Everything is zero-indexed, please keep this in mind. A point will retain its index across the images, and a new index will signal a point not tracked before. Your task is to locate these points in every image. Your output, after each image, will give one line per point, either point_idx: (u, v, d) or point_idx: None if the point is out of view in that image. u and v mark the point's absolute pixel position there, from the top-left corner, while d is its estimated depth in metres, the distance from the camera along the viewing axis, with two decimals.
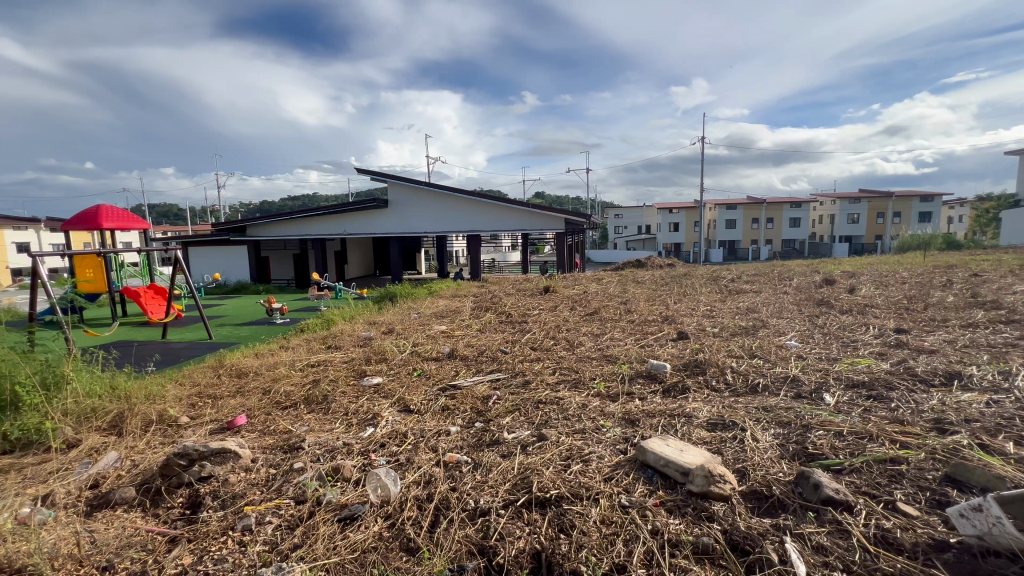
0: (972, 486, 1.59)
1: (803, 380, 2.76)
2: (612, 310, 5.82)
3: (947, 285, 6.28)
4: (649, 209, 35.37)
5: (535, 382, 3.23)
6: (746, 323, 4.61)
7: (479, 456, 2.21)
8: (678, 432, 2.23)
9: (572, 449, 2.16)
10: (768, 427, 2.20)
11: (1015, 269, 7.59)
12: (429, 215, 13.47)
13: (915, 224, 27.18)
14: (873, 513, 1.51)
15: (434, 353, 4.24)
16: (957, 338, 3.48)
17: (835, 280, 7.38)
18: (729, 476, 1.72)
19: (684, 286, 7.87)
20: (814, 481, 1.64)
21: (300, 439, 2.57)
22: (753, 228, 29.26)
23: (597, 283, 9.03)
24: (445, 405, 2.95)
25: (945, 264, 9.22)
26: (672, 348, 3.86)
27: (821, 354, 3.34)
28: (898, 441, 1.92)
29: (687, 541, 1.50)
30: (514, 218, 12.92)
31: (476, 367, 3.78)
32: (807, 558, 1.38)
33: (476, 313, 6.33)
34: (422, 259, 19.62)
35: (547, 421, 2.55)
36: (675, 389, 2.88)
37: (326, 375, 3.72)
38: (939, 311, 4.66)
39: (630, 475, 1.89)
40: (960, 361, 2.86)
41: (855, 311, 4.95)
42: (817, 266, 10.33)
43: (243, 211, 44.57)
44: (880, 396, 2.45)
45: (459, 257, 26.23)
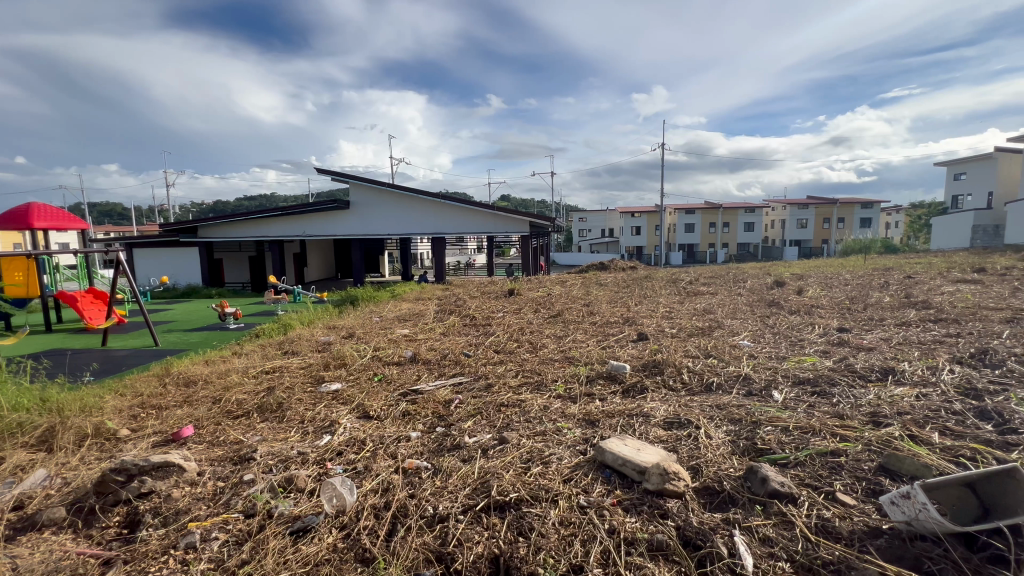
0: (902, 474, 1.70)
1: (753, 378, 2.89)
2: (575, 312, 5.89)
3: (885, 287, 6.70)
4: (613, 213, 36.10)
5: (498, 384, 3.23)
6: (703, 324, 4.78)
7: (439, 461, 2.18)
8: (636, 432, 2.27)
9: (532, 452, 2.17)
10: (721, 424, 2.29)
11: (943, 271, 8.21)
12: (392, 217, 13.22)
13: (857, 229, 28.96)
14: (815, 503, 1.59)
15: (396, 357, 4.17)
16: (892, 336, 3.73)
17: (785, 283, 7.75)
18: (682, 474, 1.78)
19: (645, 288, 8.09)
20: (762, 475, 1.71)
21: (251, 449, 2.46)
22: (710, 232, 30.41)
23: (561, 285, 9.12)
24: (406, 410, 2.90)
25: (883, 267, 9.87)
26: (632, 349, 3.94)
27: (771, 353, 3.50)
28: (838, 434, 2.04)
29: (643, 539, 1.53)
30: (479, 221, 12.87)
31: (438, 371, 3.74)
32: (755, 550, 1.43)
33: (439, 316, 6.27)
34: (385, 262, 19.26)
35: (508, 424, 2.55)
36: (634, 389, 2.94)
37: (282, 382, 3.58)
38: (876, 311, 4.98)
39: (588, 476, 1.91)
40: (894, 357, 3.07)
41: (802, 311, 5.22)
42: (768, 269, 10.85)
43: (195, 211, 42.49)
44: (823, 391, 2.59)
45: (423, 259, 25.92)
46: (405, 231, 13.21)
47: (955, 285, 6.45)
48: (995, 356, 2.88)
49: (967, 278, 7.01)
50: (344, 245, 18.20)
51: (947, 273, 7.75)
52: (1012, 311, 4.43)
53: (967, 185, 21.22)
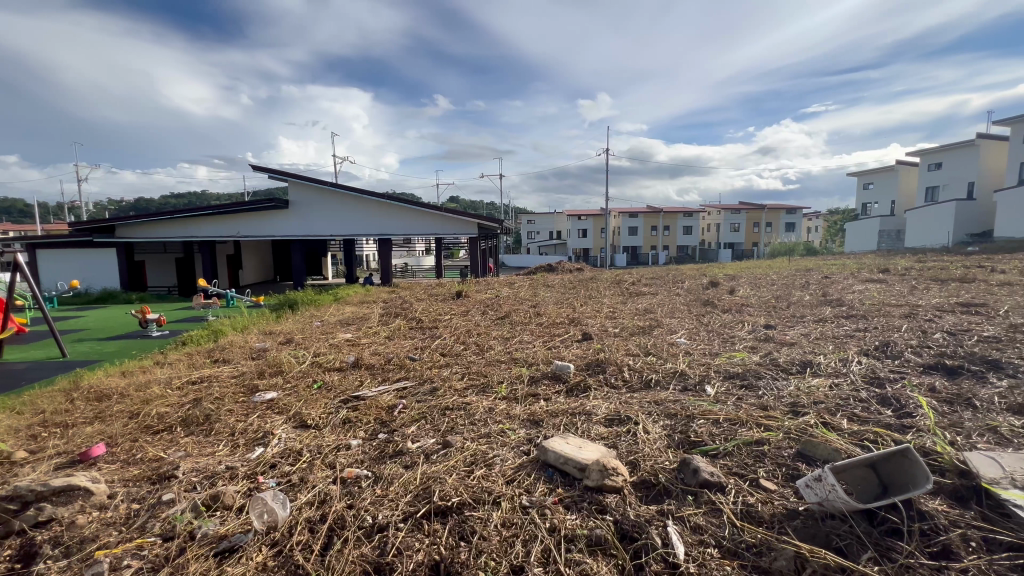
0: (816, 459, 1.84)
1: (688, 374, 3.04)
2: (522, 314, 5.92)
3: (806, 286, 7.25)
4: (560, 216, 36.85)
5: (444, 388, 3.19)
6: (644, 323, 4.96)
7: (381, 469, 2.12)
8: (578, 430, 2.32)
9: (476, 454, 2.16)
10: (658, 419, 2.38)
11: (855, 271, 9.02)
12: (334, 217, 12.72)
13: (783, 232, 31.23)
14: (741, 490, 1.69)
15: (338, 363, 4.01)
16: (812, 332, 4.05)
17: (719, 283, 8.21)
18: (621, 469, 1.83)
19: (590, 289, 8.30)
20: (694, 467, 1.80)
21: (172, 467, 2.27)
22: (652, 235, 31.70)
23: (509, 287, 9.18)
24: (347, 418, 2.80)
25: (805, 267, 10.70)
26: (577, 349, 4.01)
27: (705, 349, 3.70)
28: (762, 424, 2.18)
29: (582, 534, 1.56)
30: (427, 222, 12.68)
31: (382, 377, 3.63)
32: (686, 539, 1.50)
33: (384, 320, 6.09)
34: (328, 264, 18.53)
35: (453, 427, 2.52)
36: (577, 388, 3.00)
37: (211, 393, 3.34)
38: (798, 308, 5.40)
39: (531, 475, 1.93)
40: (812, 351, 3.33)
41: (733, 310, 5.55)
42: (704, 270, 11.44)
43: (112, 209, 38.95)
44: (751, 385, 2.77)
45: (369, 261, 25.18)
46: (349, 232, 12.78)
47: (864, 285, 7.09)
48: (895, 348, 3.21)
49: (874, 278, 7.73)
50: (283, 246, 17.32)
51: (859, 274, 8.52)
52: (910, 307, 4.94)
53: (874, 194, 23.49)
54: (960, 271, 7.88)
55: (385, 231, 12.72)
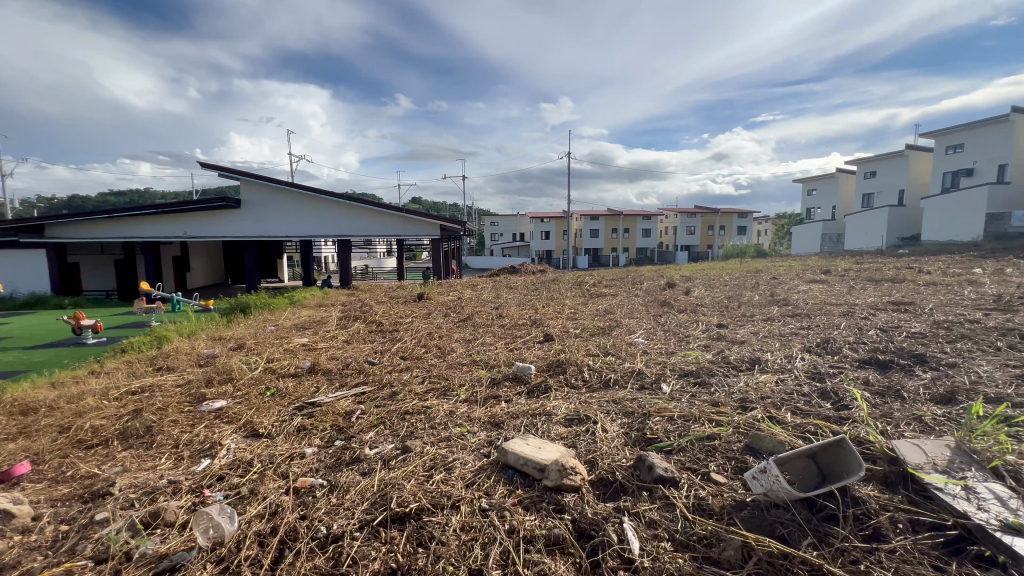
0: (762, 452, 1.93)
1: (645, 373, 3.12)
2: (485, 316, 5.92)
3: (756, 287, 7.60)
4: (523, 218, 37.09)
5: (404, 392, 3.13)
6: (604, 324, 5.06)
7: (337, 477, 2.06)
8: (538, 431, 2.34)
9: (435, 459, 2.14)
10: (616, 417, 2.43)
11: (800, 272, 9.53)
12: (290, 217, 12.26)
13: (735, 235, 32.66)
14: (693, 484, 1.75)
15: (293, 368, 3.86)
16: (760, 330, 4.25)
17: (676, 284, 8.50)
18: (580, 468, 1.85)
19: (552, 290, 8.38)
20: (649, 463, 1.85)
21: (108, 483, 2.12)
22: (613, 237, 32.40)
23: (472, 289, 9.13)
24: (301, 425, 2.70)
25: (755, 269, 11.20)
26: (538, 350, 4.04)
27: (662, 349, 3.81)
28: (714, 420, 2.27)
29: (541, 535, 1.57)
30: (388, 223, 12.44)
31: (339, 382, 3.53)
32: (641, 534, 1.54)
33: (342, 324, 5.93)
34: (283, 266, 17.86)
35: (412, 432, 2.48)
36: (538, 389, 3.03)
37: (153, 403, 3.14)
38: (748, 308, 5.65)
39: (491, 477, 1.93)
40: (760, 349, 3.49)
41: (688, 309, 5.77)
42: (662, 271, 11.77)
43: (41, 208, 36.07)
44: (704, 382, 2.87)
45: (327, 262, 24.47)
46: (306, 233, 12.35)
47: (809, 285, 7.48)
48: (834, 345, 3.42)
49: (817, 279, 8.21)
50: (234, 248, 16.55)
51: (803, 275, 9.01)
52: (847, 306, 5.27)
53: (817, 200, 24.96)
54: (892, 272, 8.49)
55: (345, 232, 12.38)
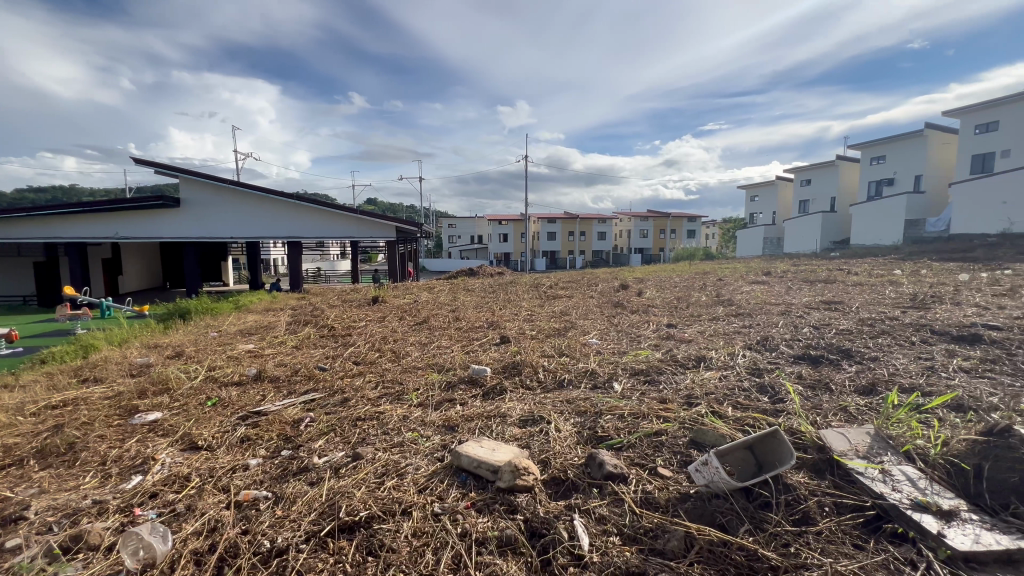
0: (705, 445, 2.02)
1: (598, 372, 3.19)
2: (441, 319, 5.87)
3: (704, 288, 7.96)
4: (481, 220, 37.05)
5: (356, 398, 3.05)
6: (559, 325, 5.13)
7: (282, 488, 1.98)
8: (493, 433, 2.34)
9: (387, 465, 2.09)
10: (569, 417, 2.48)
11: (744, 274, 10.08)
12: (235, 217, 11.64)
13: (685, 238, 34.06)
14: (641, 479, 1.81)
15: (236, 376, 3.67)
16: (706, 329, 4.45)
17: (629, 285, 8.76)
18: (532, 468, 1.87)
19: (509, 293, 8.44)
20: (599, 460, 1.89)
21: (23, 507, 1.94)
22: (570, 240, 32.99)
23: (429, 291, 9.01)
24: (246, 436, 2.57)
25: (703, 271, 11.74)
26: (494, 352, 4.05)
27: (614, 348, 3.91)
28: (661, 416, 2.35)
29: (493, 536, 1.57)
30: (341, 225, 12.07)
31: (287, 390, 3.39)
32: (591, 530, 1.57)
33: (292, 329, 5.70)
34: (228, 268, 16.96)
35: (364, 439, 2.43)
36: (493, 391, 3.03)
37: (76, 417, 2.89)
38: (696, 308, 5.91)
39: (444, 482, 1.91)
40: (705, 347, 3.66)
41: (640, 310, 5.96)
42: (616, 273, 12.10)
43: None
44: (653, 380, 2.98)
45: (276, 265, 23.45)
46: (252, 234, 11.77)
47: (751, 286, 7.90)
48: (772, 342, 3.63)
49: (758, 280, 8.70)
50: (173, 250, 15.55)
51: (745, 276, 9.51)
52: (784, 305, 5.62)
53: (759, 205, 26.47)
54: (824, 273, 9.13)
55: (295, 234, 11.91)
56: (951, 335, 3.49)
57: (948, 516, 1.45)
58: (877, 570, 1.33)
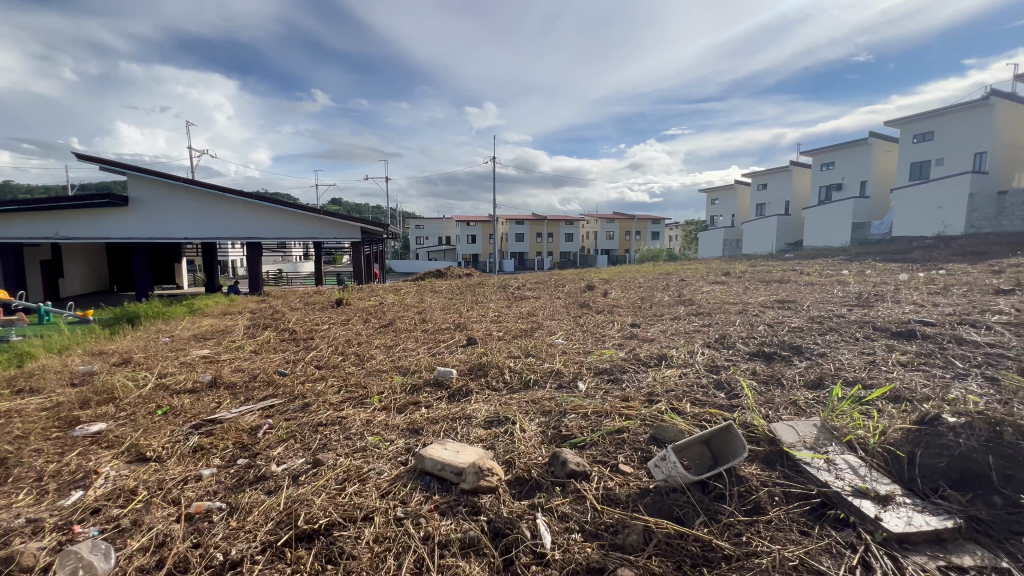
0: (665, 441, 2.08)
1: (563, 372, 3.24)
2: (407, 321, 5.80)
3: (667, 288, 8.19)
4: (449, 221, 36.82)
5: (317, 403, 2.97)
6: (526, 326, 5.16)
7: (238, 498, 1.91)
8: (458, 435, 2.34)
9: (349, 470, 2.05)
10: (534, 417, 2.50)
11: (705, 274, 10.43)
12: (189, 217, 11.12)
13: (650, 240, 34.90)
14: (603, 476, 1.85)
15: (189, 383, 3.50)
16: (668, 328, 4.58)
17: (595, 286, 8.89)
18: (496, 469, 1.87)
19: (476, 294, 8.43)
20: (562, 459, 1.92)
21: None
22: (538, 242, 33.23)
23: (395, 293, 8.88)
24: (199, 445, 2.46)
25: (666, 271, 12.09)
26: (461, 354, 4.03)
27: (580, 348, 3.96)
28: (623, 414, 2.40)
29: (456, 538, 1.56)
30: (303, 225, 11.72)
31: (244, 396, 3.26)
32: (552, 528, 1.59)
33: (250, 333, 5.49)
34: (181, 270, 16.18)
35: (325, 444, 2.37)
36: (459, 393, 3.02)
37: (9, 431, 2.69)
38: (659, 308, 6.07)
39: (407, 486, 1.89)
40: (667, 346, 3.76)
41: (605, 310, 6.06)
42: (584, 274, 12.29)
43: None
44: (617, 378, 3.04)
45: (233, 267, 22.53)
46: (208, 234, 11.27)
47: (711, 285, 8.17)
48: (729, 340, 3.77)
49: (718, 280, 9.01)
50: (120, 251, 14.71)
51: (706, 277, 9.83)
52: (742, 304, 5.86)
53: (719, 208, 27.41)
54: (779, 273, 9.54)
55: (254, 234, 11.48)
56: (891, 331, 3.72)
57: (885, 501, 1.55)
58: (821, 554, 1.40)
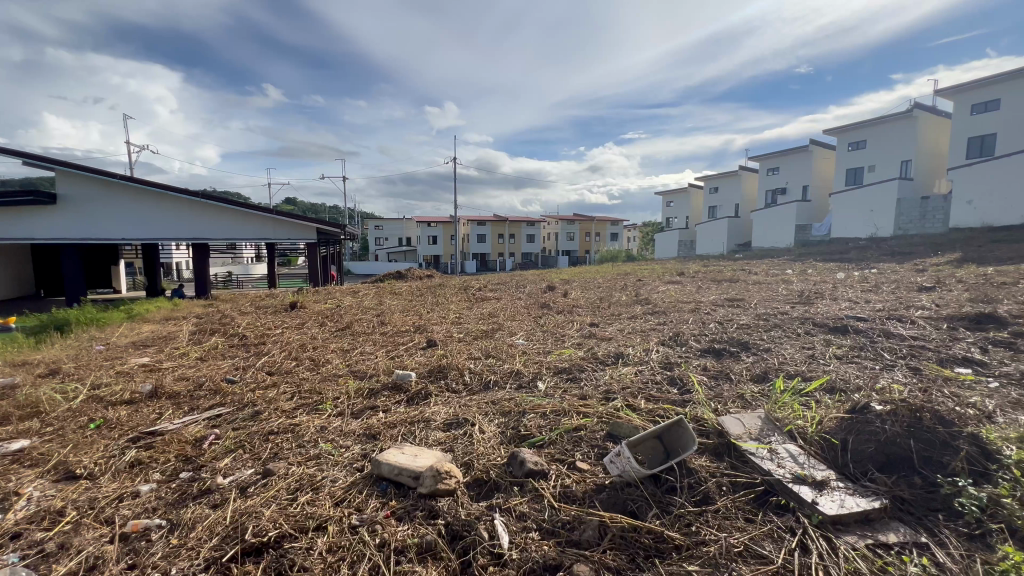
0: (620, 437, 2.13)
1: (523, 372, 3.26)
2: (365, 323, 5.67)
3: (626, 288, 8.40)
4: (410, 222, 36.31)
5: (269, 411, 2.85)
6: (486, 326, 5.16)
7: (180, 514, 1.80)
8: (416, 438, 2.31)
9: (302, 479, 1.98)
10: (494, 417, 2.50)
11: (661, 274, 10.79)
12: (128, 217, 10.41)
13: (609, 241, 35.69)
14: (560, 474, 1.87)
15: (127, 394, 3.27)
16: (626, 327, 4.70)
17: (556, 286, 9.01)
18: (454, 472, 1.86)
19: (437, 295, 8.34)
20: (521, 459, 1.93)
21: None
22: (499, 243, 33.32)
23: (353, 295, 8.67)
24: (137, 459, 2.31)
25: (624, 272, 12.38)
26: (420, 356, 3.98)
27: (539, 348, 4.00)
28: (581, 412, 2.44)
29: (412, 543, 1.55)
30: (254, 225, 11.23)
31: (189, 406, 3.08)
32: (510, 528, 1.59)
33: (196, 339, 5.21)
34: (119, 274, 15.13)
35: (276, 453, 2.28)
36: (418, 396, 2.98)
37: None
38: (616, 307, 6.22)
39: (363, 492, 1.85)
40: (624, 344, 3.86)
41: (565, 310, 6.15)
42: (547, 274, 12.42)
43: None
44: (575, 377, 3.09)
45: (178, 270, 21.30)
46: (149, 236, 10.60)
47: (667, 285, 8.45)
48: (682, 337, 3.91)
49: (673, 280, 9.33)
50: (49, 253, 13.61)
51: (661, 277, 10.15)
52: (695, 303, 6.09)
53: (674, 210, 28.36)
54: (729, 273, 10.01)
55: (199, 235, 10.90)
56: (829, 326, 3.97)
57: (821, 485, 1.65)
58: (763, 539, 1.48)
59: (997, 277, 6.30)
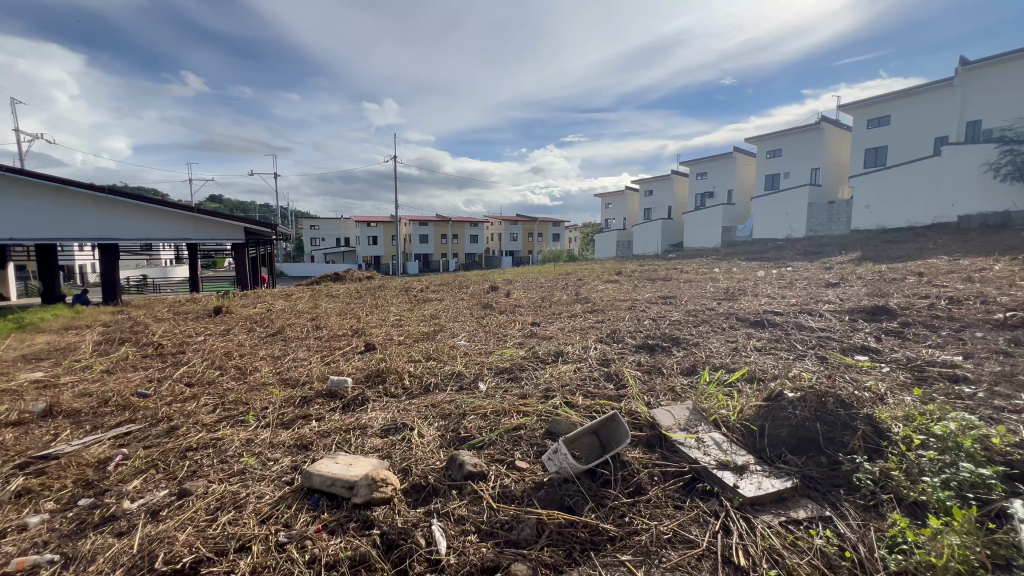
0: (559, 434, 2.16)
1: (465, 374, 3.23)
2: (299, 328, 5.39)
3: (567, 287, 8.59)
4: (349, 222, 35.05)
5: (186, 426, 2.62)
6: (428, 328, 5.08)
7: (78, 545, 1.62)
8: (352, 446, 2.22)
9: (223, 498, 1.84)
10: (433, 421, 2.46)
11: (601, 274, 11.14)
12: (15, 215, 9.13)
13: (551, 241, 36.38)
14: (498, 474, 1.87)
15: (13, 415, 2.88)
16: (566, 325, 4.80)
17: (498, 287, 9.05)
18: (391, 479, 1.80)
19: (377, 297, 8.09)
20: (459, 462, 1.90)
21: None
22: (442, 243, 32.96)
23: (285, 299, 8.21)
24: (25, 488, 2.04)
25: (566, 271, 12.65)
26: (358, 361, 3.83)
27: (481, 349, 3.98)
28: (521, 411, 2.45)
29: (345, 557, 1.48)
30: (172, 224, 10.38)
31: (91, 425, 2.76)
32: (448, 532, 1.57)
33: (103, 349, 4.71)
34: (9, 278, 13.39)
35: (195, 471, 2.10)
36: (354, 402, 2.87)
37: None
38: (557, 306, 6.33)
39: (292, 507, 1.74)
40: (564, 342, 3.93)
41: (507, 310, 6.17)
42: (490, 275, 12.41)
43: None
44: (516, 377, 3.11)
45: (82, 273, 19.17)
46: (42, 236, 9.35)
47: (606, 284, 8.72)
48: (619, 334, 4.05)
49: (611, 279, 9.65)
50: None
51: (601, 276, 10.48)
52: (631, 301, 6.33)
53: (613, 212, 29.39)
54: (664, 272, 10.52)
55: (107, 235, 9.83)
56: (751, 321, 4.27)
57: (741, 470, 1.76)
58: (690, 524, 1.56)
59: (889, 273, 7.06)
